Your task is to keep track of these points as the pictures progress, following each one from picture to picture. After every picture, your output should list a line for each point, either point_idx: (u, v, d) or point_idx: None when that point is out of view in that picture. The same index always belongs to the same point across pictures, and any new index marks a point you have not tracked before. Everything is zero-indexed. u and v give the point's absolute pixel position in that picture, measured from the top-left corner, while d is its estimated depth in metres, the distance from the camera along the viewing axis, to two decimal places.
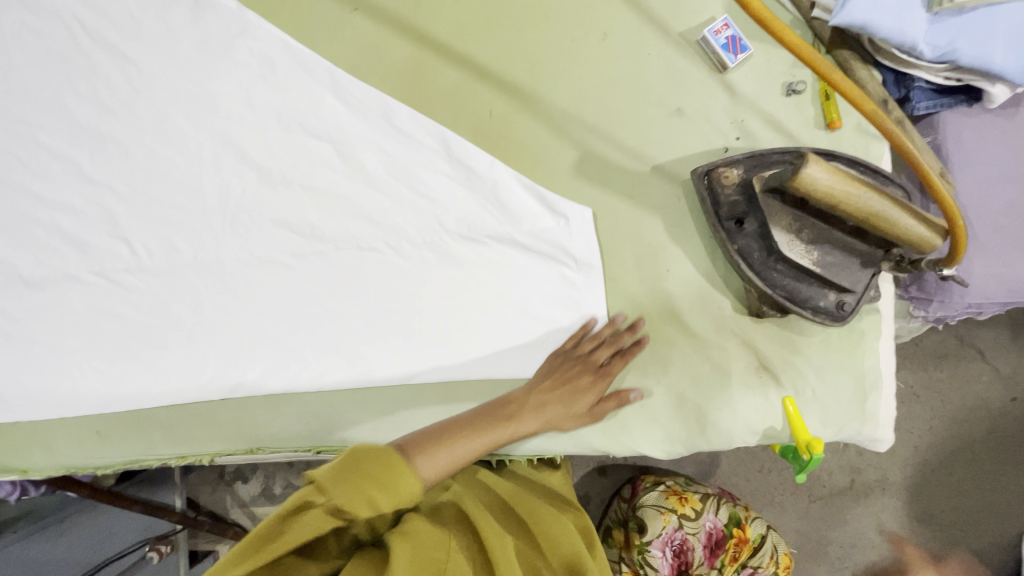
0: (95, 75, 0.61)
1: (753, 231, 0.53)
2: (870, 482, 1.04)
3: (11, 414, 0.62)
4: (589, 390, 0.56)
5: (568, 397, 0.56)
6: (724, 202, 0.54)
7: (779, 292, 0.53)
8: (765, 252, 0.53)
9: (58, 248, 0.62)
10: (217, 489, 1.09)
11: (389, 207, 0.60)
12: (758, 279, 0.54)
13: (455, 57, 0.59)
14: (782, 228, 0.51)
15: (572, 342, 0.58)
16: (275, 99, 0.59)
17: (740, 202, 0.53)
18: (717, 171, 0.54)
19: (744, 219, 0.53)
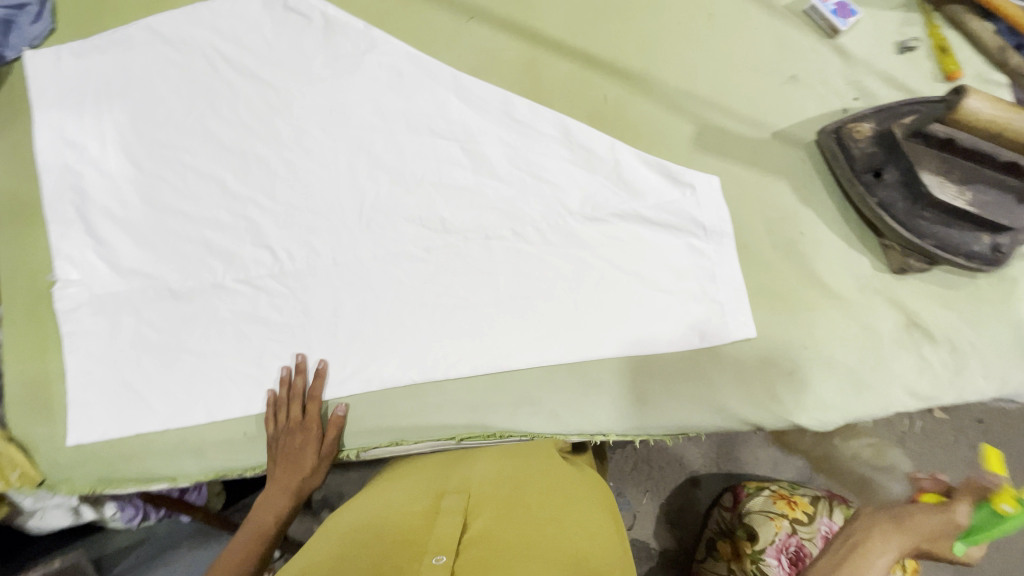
0: (236, 100, 0.66)
1: (893, 181, 0.53)
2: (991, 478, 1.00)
3: (162, 421, 0.64)
4: (315, 431, 0.60)
5: (302, 441, 0.60)
6: (860, 155, 0.54)
7: (929, 241, 0.52)
8: (909, 201, 0.53)
9: (205, 259, 0.65)
10: None
11: (515, 196, 0.62)
12: (904, 230, 0.53)
13: (568, 50, 0.63)
14: (929, 171, 0.51)
15: (302, 397, 0.61)
16: (403, 105, 0.64)
17: (878, 153, 0.54)
18: (848, 127, 0.55)
19: (883, 170, 0.53)
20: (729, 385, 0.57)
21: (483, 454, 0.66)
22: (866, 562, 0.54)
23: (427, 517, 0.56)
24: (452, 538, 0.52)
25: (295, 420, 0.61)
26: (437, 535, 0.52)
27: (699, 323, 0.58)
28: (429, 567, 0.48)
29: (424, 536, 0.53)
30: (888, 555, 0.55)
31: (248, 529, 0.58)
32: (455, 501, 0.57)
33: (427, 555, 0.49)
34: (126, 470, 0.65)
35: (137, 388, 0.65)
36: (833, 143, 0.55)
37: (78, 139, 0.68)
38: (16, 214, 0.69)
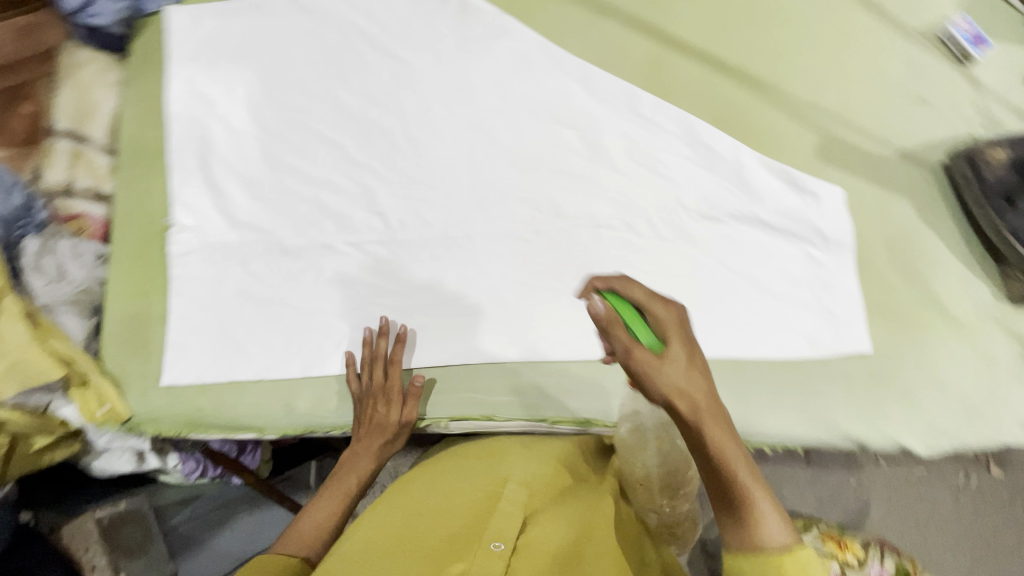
0: (365, 70, 0.68)
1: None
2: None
3: (258, 371, 0.65)
4: (395, 395, 0.61)
5: (384, 403, 0.61)
6: (993, 180, 0.55)
7: None
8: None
9: (317, 220, 0.67)
10: None
11: (631, 188, 0.63)
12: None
13: (697, 53, 0.64)
14: None
15: (382, 364, 0.62)
16: (528, 90, 0.65)
17: (1013, 180, 0.54)
18: (984, 151, 0.56)
19: (1016, 197, 0.54)
20: (836, 398, 0.57)
21: (549, 466, 0.58)
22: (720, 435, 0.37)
23: (476, 515, 0.49)
24: (513, 526, 0.47)
25: (377, 383, 0.61)
26: (494, 524, 0.48)
27: (810, 332, 0.58)
28: (488, 554, 0.44)
29: (480, 527, 0.47)
30: (719, 406, 0.38)
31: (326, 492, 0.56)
32: (517, 493, 0.51)
33: (485, 541, 0.45)
34: (215, 417, 0.65)
35: (236, 337, 0.66)
36: (964, 166, 0.56)
37: (208, 93, 0.71)
38: (139, 158, 0.71)
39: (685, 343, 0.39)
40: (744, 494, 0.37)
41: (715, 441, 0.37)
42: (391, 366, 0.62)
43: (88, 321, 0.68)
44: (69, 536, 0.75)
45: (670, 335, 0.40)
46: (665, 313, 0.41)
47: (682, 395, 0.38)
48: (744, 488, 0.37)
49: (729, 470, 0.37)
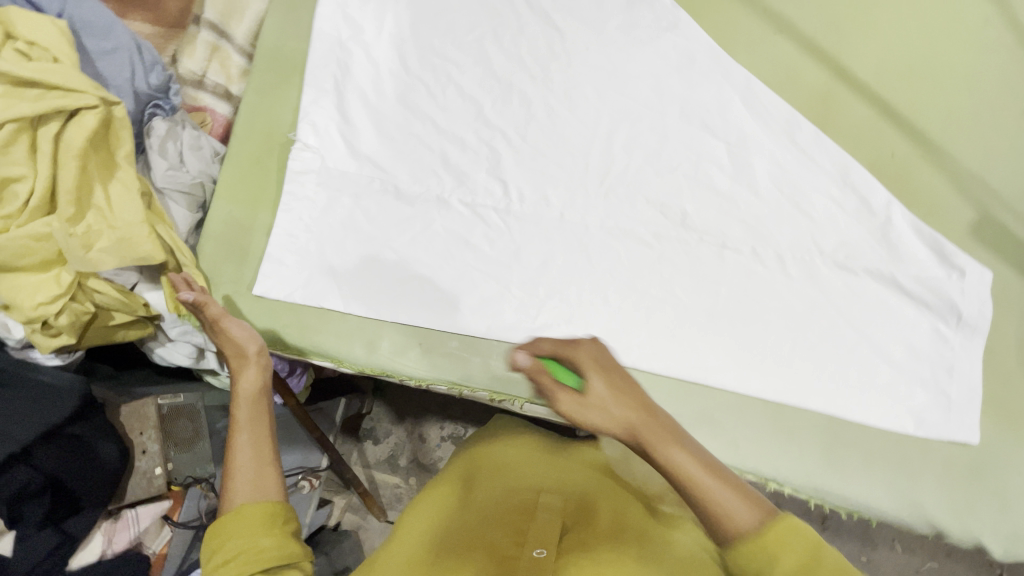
0: (520, 31, 0.66)
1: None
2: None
3: (348, 305, 0.65)
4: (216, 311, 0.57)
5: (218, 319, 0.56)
6: None
7: None
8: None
9: (438, 171, 0.66)
10: (348, 442, 1.10)
11: (767, 217, 0.60)
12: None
13: (869, 95, 0.61)
14: None
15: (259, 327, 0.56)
16: (684, 92, 0.63)
17: None
18: None
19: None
20: (928, 481, 0.55)
21: (566, 470, 0.59)
22: (674, 452, 0.37)
23: (518, 526, 0.50)
24: (552, 531, 0.49)
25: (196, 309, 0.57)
26: (534, 531, 0.49)
27: (918, 410, 0.55)
28: (530, 561, 0.46)
29: (522, 535, 0.49)
30: (654, 416, 0.38)
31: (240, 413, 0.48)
32: (552, 500, 0.53)
33: (527, 549, 0.47)
34: (295, 339, 0.66)
35: (334, 267, 0.66)
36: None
37: (356, 18, 0.69)
38: (274, 67, 0.71)
39: (606, 381, 0.39)
40: (688, 480, 0.37)
41: (669, 466, 0.37)
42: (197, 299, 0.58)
43: (193, 214, 0.69)
44: (125, 415, 0.73)
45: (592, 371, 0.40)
46: (556, 352, 0.42)
47: (619, 425, 0.38)
48: (699, 487, 0.36)
49: (666, 457, 0.37)
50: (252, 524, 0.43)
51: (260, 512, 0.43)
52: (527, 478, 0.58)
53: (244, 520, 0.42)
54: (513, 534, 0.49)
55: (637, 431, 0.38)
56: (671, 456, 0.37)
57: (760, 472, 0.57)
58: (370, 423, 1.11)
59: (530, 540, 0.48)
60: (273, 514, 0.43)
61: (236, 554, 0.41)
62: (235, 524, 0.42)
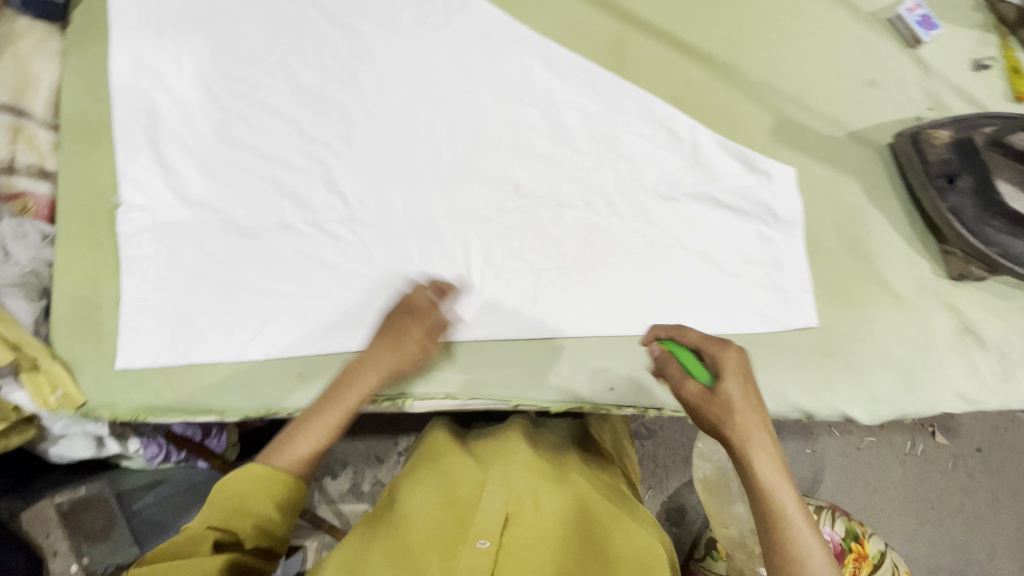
0: (319, 43, 0.66)
1: (961, 190, 0.56)
2: (981, 506, 1.14)
3: (217, 353, 0.64)
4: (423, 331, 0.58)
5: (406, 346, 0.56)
6: (934, 161, 0.56)
7: (993, 249, 0.55)
8: (979, 208, 0.55)
9: (274, 198, 0.65)
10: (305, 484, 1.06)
11: (592, 168, 0.63)
12: (970, 233, 0.55)
13: (655, 32, 0.64)
14: (1004, 181, 0.54)
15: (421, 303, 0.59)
16: (488, 66, 0.64)
17: (954, 160, 0.56)
18: (926, 133, 0.57)
19: (957, 176, 0.56)
20: (786, 370, 0.59)
21: (522, 456, 0.61)
22: (766, 469, 0.44)
23: (466, 518, 0.54)
24: (495, 525, 0.53)
25: (422, 323, 0.58)
26: (480, 523, 0.53)
27: (762, 308, 0.60)
28: (471, 554, 0.51)
29: (464, 530, 0.53)
30: (767, 440, 0.45)
31: (332, 412, 0.52)
32: (497, 493, 0.56)
33: (470, 542, 0.52)
34: (175, 403, 0.64)
35: (193, 319, 0.65)
36: (909, 146, 0.58)
37: (154, 66, 0.68)
38: (85, 134, 0.68)
39: (737, 386, 0.45)
40: (788, 539, 0.42)
41: (764, 482, 0.44)
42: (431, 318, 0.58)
43: (35, 303, 0.66)
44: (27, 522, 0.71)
45: (726, 375, 0.46)
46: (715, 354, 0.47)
47: (742, 433, 0.44)
48: (784, 530, 0.42)
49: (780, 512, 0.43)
50: (263, 498, 0.47)
51: (265, 483, 0.47)
52: (490, 464, 0.60)
53: (259, 488, 0.47)
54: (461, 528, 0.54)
55: (745, 464, 0.44)
56: (764, 475, 0.44)
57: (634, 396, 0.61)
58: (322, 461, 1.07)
59: (473, 531, 0.53)
60: (282, 492, 0.47)
61: (239, 504, 0.46)
62: (246, 480, 0.47)
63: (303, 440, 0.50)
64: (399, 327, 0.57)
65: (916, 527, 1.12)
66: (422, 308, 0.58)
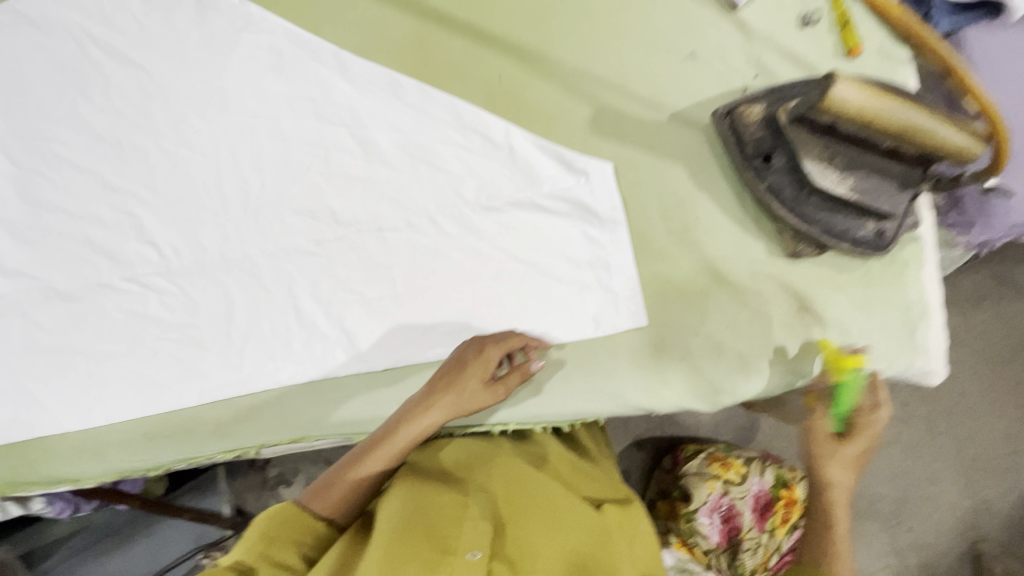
0: (106, 84, 0.61)
1: (776, 170, 0.52)
2: (917, 433, 1.04)
3: (59, 424, 0.63)
4: (483, 369, 0.52)
5: (467, 392, 0.51)
6: (749, 139, 0.53)
7: (814, 228, 0.52)
8: (796, 187, 0.52)
9: (89, 258, 0.62)
10: (262, 495, 1.12)
11: (408, 185, 0.60)
12: (790, 215, 0.53)
13: (459, 26, 0.59)
14: (812, 159, 0.49)
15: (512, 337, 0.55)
16: (283, 88, 0.59)
17: (767, 137, 0.52)
18: (739, 110, 0.53)
19: (772, 155, 0.52)
20: (621, 373, 0.58)
21: (509, 460, 0.56)
22: (839, 485, 0.52)
23: (458, 519, 0.48)
24: (488, 532, 0.47)
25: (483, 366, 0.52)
26: (469, 529, 0.47)
27: (596, 313, 0.58)
28: (464, 564, 0.44)
29: (454, 535, 0.46)
30: (842, 467, 0.51)
31: (379, 456, 0.51)
32: (484, 498, 0.50)
33: (462, 550, 0.45)
34: (29, 476, 0.64)
35: (32, 393, 0.63)
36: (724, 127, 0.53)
37: None
38: None
39: (855, 446, 0.51)
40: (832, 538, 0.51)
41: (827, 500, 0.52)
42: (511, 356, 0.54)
43: None
44: None
45: (858, 432, 0.52)
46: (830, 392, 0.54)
47: (835, 463, 0.51)
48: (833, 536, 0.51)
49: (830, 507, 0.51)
50: (297, 530, 0.47)
51: (288, 524, 0.47)
52: (481, 471, 0.54)
53: (293, 526, 0.47)
54: (455, 531, 0.46)
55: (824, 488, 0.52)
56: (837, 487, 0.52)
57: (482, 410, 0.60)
58: (275, 470, 1.13)
59: (465, 540, 0.46)
60: (304, 535, 0.48)
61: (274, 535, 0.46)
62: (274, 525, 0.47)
63: (338, 483, 0.50)
64: (454, 365, 0.53)
65: None
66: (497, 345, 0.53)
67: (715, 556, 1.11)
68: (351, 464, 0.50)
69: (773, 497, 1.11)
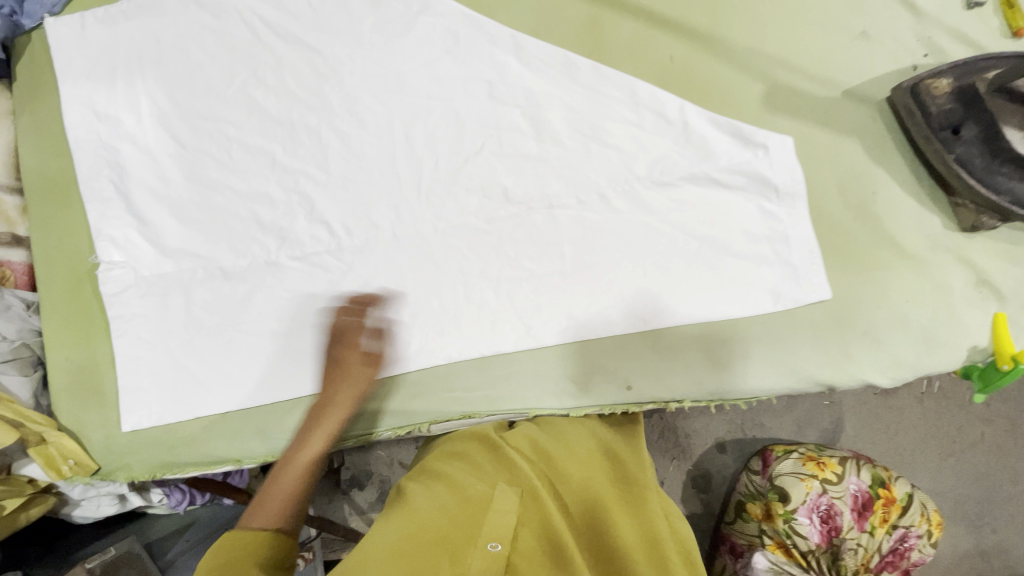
0: (279, 66, 0.62)
1: (964, 141, 0.53)
2: (1000, 433, 1.15)
3: (221, 403, 0.62)
4: (357, 355, 0.59)
5: (356, 375, 0.58)
6: (937, 112, 0.54)
7: (1005, 197, 0.52)
8: (988, 157, 0.53)
9: (257, 237, 0.63)
10: (334, 499, 1.09)
11: (580, 162, 0.60)
12: (980, 185, 0.53)
13: (631, 8, 0.60)
14: (1012, 127, 0.52)
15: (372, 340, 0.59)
16: (458, 70, 0.61)
17: (957, 109, 0.53)
18: (925, 83, 0.54)
19: (962, 126, 0.53)
20: (802, 348, 0.58)
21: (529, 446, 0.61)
22: None
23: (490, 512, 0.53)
24: (508, 525, 0.52)
25: (354, 360, 0.58)
26: (493, 521, 0.52)
27: (773, 286, 0.58)
28: (483, 555, 0.48)
29: (478, 527, 0.51)
30: None
31: (287, 480, 0.54)
32: (509, 492, 0.55)
33: (484, 541, 0.50)
34: (187, 458, 0.63)
35: (196, 372, 0.63)
36: (910, 101, 0.55)
37: (109, 112, 0.64)
38: (48, 194, 0.65)
39: None
40: None
41: None
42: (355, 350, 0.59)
43: (32, 376, 0.64)
44: None
45: None
46: None
47: None
48: None
49: None
50: (244, 550, 0.47)
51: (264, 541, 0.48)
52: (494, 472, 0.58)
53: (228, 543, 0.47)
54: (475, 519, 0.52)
55: None
56: None
57: (656, 383, 0.60)
58: (348, 473, 1.10)
59: (473, 535, 0.51)
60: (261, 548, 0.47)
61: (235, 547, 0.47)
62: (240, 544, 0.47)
63: (270, 498, 0.52)
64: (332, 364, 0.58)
65: (938, 463, 1.15)
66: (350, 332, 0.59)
67: (814, 557, 1.06)
68: (271, 481, 0.54)
69: (870, 496, 1.08)
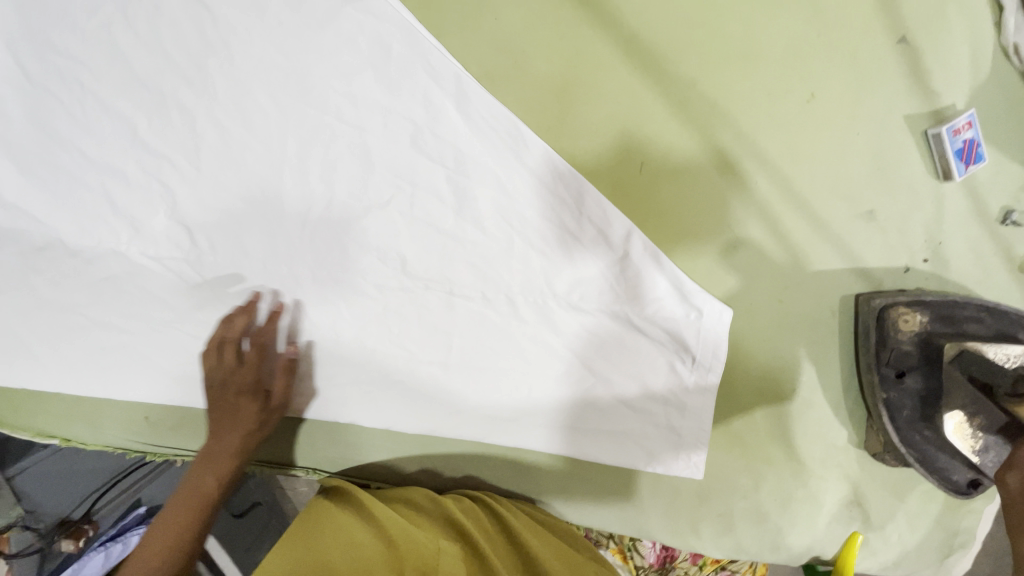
0: (153, 11, 0.47)
1: (898, 390, 0.48)
2: None
3: (48, 383, 0.57)
4: (247, 377, 0.54)
5: (220, 404, 0.54)
6: (893, 348, 0.48)
7: (914, 455, 0.49)
8: (917, 413, 0.48)
9: (108, 218, 0.53)
10: None
11: (495, 255, 0.51)
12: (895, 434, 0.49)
13: (617, 87, 0.47)
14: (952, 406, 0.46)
15: (232, 352, 0.54)
16: (381, 98, 0.47)
17: (912, 355, 0.47)
18: (897, 311, 0.47)
19: (907, 373, 0.48)
20: (655, 509, 0.56)
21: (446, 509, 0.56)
22: None
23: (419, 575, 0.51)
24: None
25: (247, 365, 0.54)
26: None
27: (652, 447, 0.54)
28: None
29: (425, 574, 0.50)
30: None
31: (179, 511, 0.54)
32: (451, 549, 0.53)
33: None
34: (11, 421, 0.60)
35: (29, 343, 0.57)
36: (871, 324, 0.48)
37: None
38: None
39: None
40: None
41: None
42: (261, 351, 0.54)
43: None
44: None
45: None
46: None
47: None
48: None
49: None
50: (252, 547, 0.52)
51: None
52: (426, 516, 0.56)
53: None
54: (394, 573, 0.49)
55: None
56: None
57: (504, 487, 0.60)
58: None
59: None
60: None
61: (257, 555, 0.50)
62: None
63: (155, 540, 0.53)
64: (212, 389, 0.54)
65: None
66: (232, 334, 0.53)
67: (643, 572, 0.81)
68: (161, 521, 0.54)
69: None
